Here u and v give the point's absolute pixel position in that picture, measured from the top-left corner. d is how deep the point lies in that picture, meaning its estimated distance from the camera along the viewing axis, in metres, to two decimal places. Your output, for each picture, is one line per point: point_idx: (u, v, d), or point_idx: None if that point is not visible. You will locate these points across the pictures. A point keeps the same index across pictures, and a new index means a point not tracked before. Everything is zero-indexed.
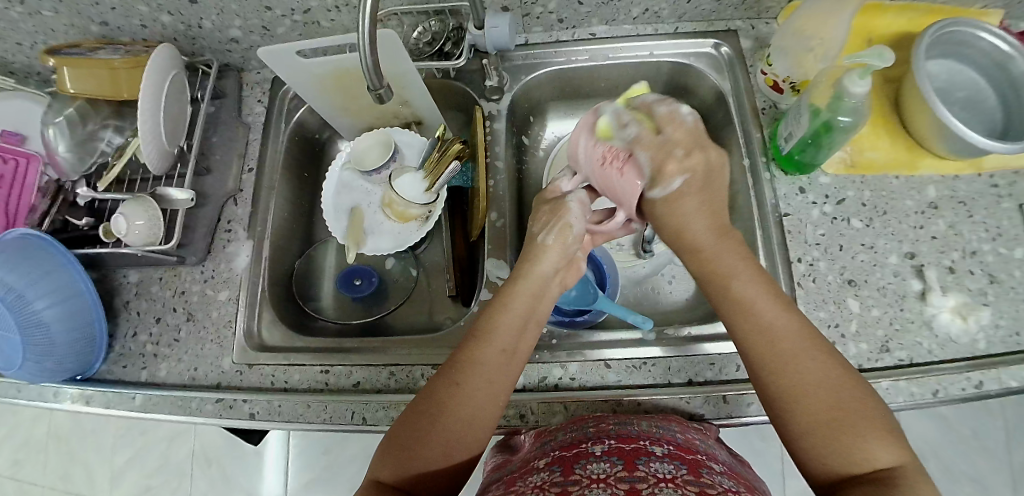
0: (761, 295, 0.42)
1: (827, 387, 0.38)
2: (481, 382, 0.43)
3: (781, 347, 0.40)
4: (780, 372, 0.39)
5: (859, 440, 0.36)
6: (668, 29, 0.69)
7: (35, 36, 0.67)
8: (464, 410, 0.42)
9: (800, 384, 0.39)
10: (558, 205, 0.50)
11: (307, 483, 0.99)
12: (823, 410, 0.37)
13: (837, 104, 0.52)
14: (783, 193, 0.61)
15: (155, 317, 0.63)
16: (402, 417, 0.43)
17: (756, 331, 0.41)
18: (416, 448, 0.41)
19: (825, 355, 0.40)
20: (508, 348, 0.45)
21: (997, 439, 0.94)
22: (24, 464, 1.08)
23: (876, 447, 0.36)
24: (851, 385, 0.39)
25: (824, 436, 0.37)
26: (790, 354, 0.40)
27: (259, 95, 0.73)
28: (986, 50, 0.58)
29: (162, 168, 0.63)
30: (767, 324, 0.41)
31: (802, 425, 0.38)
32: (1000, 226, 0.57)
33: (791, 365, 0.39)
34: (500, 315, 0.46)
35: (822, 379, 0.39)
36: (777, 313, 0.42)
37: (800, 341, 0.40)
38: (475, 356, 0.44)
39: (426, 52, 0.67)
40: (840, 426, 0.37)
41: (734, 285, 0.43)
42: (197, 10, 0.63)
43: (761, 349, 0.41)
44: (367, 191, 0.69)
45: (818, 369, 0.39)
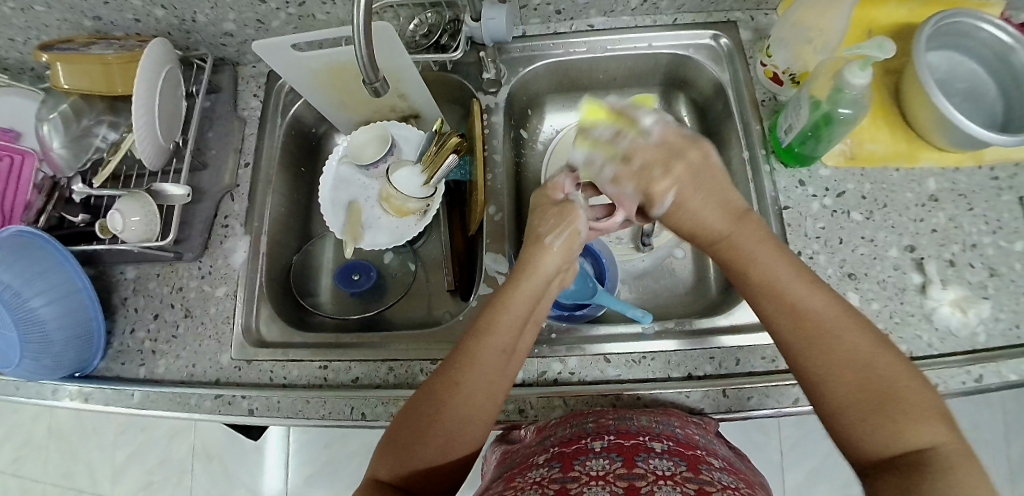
0: (784, 270, 0.42)
1: (856, 358, 0.37)
2: (481, 381, 0.43)
3: (807, 321, 0.39)
4: (807, 344, 0.38)
5: (896, 416, 0.34)
6: (667, 20, 0.68)
7: (27, 31, 0.67)
8: (461, 408, 0.42)
9: (829, 354, 0.37)
10: (566, 210, 0.51)
11: (308, 478, 0.99)
12: (851, 388, 0.36)
13: (837, 96, 0.52)
14: (783, 186, 0.60)
15: (153, 314, 0.63)
16: (402, 414, 0.43)
17: (779, 306, 0.40)
18: (413, 446, 0.41)
19: (858, 326, 0.38)
20: (505, 349, 0.44)
21: (995, 431, 0.94)
22: (26, 461, 1.08)
23: (914, 425, 0.34)
24: (887, 358, 0.37)
25: (850, 413, 0.36)
26: (817, 324, 0.38)
27: (255, 90, 0.72)
28: (988, 41, 0.58)
29: (158, 164, 0.63)
30: (792, 298, 0.40)
31: (831, 400, 0.37)
32: (1001, 218, 0.57)
33: (816, 338, 0.38)
34: (499, 315, 0.45)
35: (852, 350, 0.37)
36: (804, 283, 0.41)
37: (830, 311, 0.39)
38: (476, 352, 0.43)
39: (423, 45, 0.66)
40: (870, 403, 0.35)
41: (755, 263, 0.43)
42: (191, 3, 0.62)
43: (791, 326, 0.39)
44: (364, 185, 0.68)
45: (852, 340, 0.37)
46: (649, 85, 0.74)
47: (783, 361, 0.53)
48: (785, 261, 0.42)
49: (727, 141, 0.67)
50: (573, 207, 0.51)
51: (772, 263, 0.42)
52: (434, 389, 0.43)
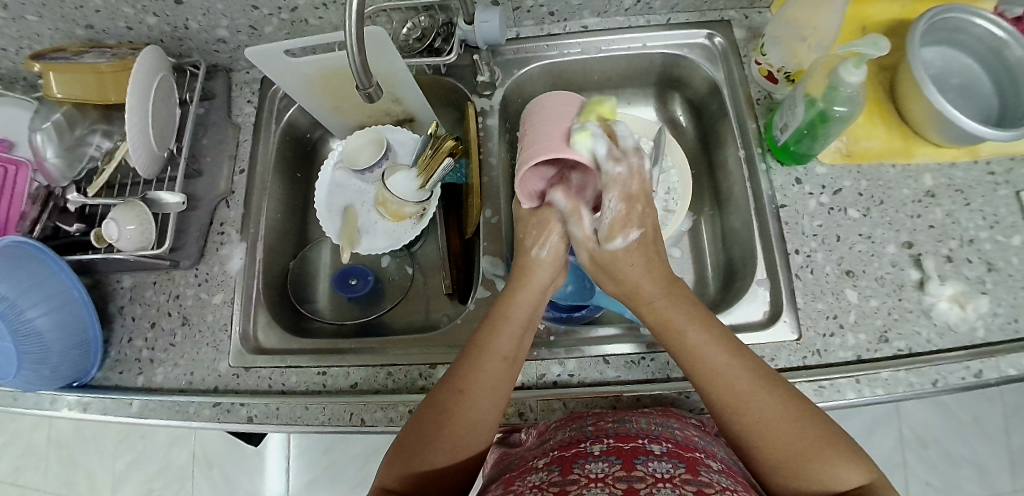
0: (711, 348, 0.43)
1: (786, 423, 0.39)
2: (485, 385, 0.44)
3: (735, 396, 0.41)
4: (737, 420, 0.41)
5: (829, 464, 0.37)
6: (660, 20, 0.68)
7: (19, 41, 0.66)
8: (470, 414, 0.43)
9: (757, 427, 0.40)
10: (545, 215, 0.53)
11: (309, 483, 0.99)
12: (787, 447, 0.38)
13: (832, 93, 0.52)
14: (780, 184, 0.60)
15: (150, 322, 0.62)
16: (410, 422, 0.44)
17: (710, 383, 0.43)
18: (423, 455, 0.41)
19: (781, 392, 0.41)
20: (508, 356, 0.46)
21: (995, 423, 0.94)
22: (25, 471, 1.08)
23: (844, 470, 0.37)
24: (812, 416, 0.40)
25: (786, 471, 0.38)
26: (743, 399, 0.41)
27: (248, 96, 0.72)
28: (982, 36, 0.57)
29: (152, 172, 0.62)
30: (718, 380, 0.42)
31: (769, 462, 0.39)
32: (997, 213, 0.57)
33: (746, 416, 0.40)
34: (500, 325, 0.47)
35: (779, 421, 0.39)
36: (728, 362, 0.43)
37: (755, 385, 0.41)
38: (480, 357, 0.45)
39: (416, 49, 0.67)
40: (802, 459, 0.38)
41: (687, 334, 0.45)
42: (183, 10, 0.62)
43: (725, 404, 0.41)
44: (360, 189, 0.68)
45: (776, 413, 0.40)
46: (643, 85, 0.74)
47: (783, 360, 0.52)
48: (710, 335, 0.44)
49: (723, 141, 0.67)
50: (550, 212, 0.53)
51: (702, 347, 0.44)
52: (437, 400, 0.44)
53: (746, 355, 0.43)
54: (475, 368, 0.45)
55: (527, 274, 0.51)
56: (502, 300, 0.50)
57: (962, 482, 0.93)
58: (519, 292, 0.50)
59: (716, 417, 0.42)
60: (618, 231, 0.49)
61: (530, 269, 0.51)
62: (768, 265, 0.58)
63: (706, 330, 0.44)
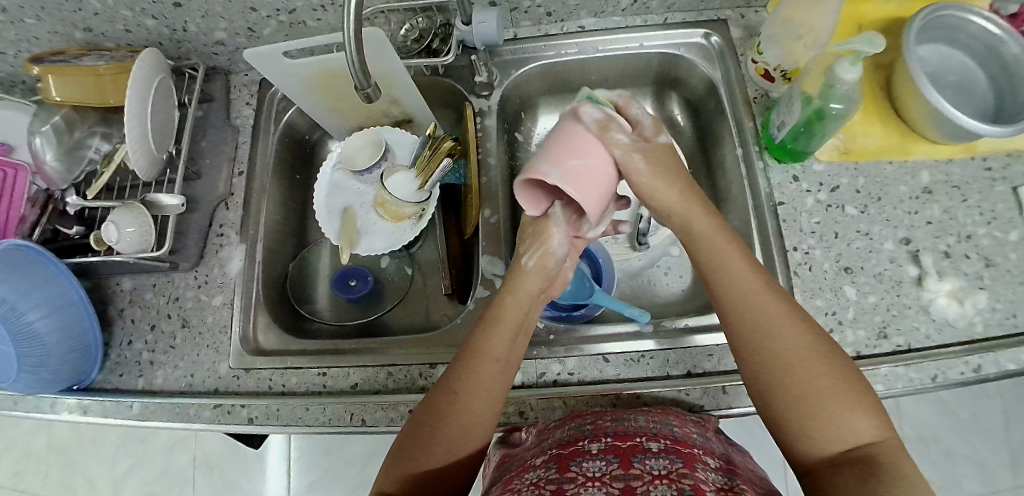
0: (747, 278, 0.44)
1: (810, 356, 0.39)
2: (480, 387, 0.44)
3: (766, 325, 0.42)
4: (765, 346, 0.41)
5: (845, 412, 0.37)
6: (657, 19, 0.68)
7: (18, 44, 0.66)
8: (464, 416, 0.43)
9: (784, 355, 0.40)
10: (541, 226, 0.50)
11: (310, 485, 0.99)
12: (808, 383, 0.38)
13: (827, 92, 0.52)
14: (777, 181, 0.61)
15: (149, 325, 0.62)
16: (408, 426, 0.44)
17: (742, 309, 0.43)
18: (420, 456, 0.41)
19: (810, 329, 0.41)
20: (502, 357, 0.46)
21: (995, 420, 0.94)
22: (25, 476, 1.07)
23: (859, 421, 0.37)
24: (836, 358, 0.40)
25: (801, 410, 0.38)
26: (772, 326, 0.41)
27: (247, 98, 0.72)
28: (977, 34, 0.58)
29: (151, 175, 0.62)
30: (751, 306, 0.43)
31: (788, 395, 0.39)
32: (995, 209, 0.57)
33: (773, 342, 0.41)
34: (494, 331, 0.47)
35: (804, 355, 0.40)
36: (763, 292, 0.43)
37: (787, 318, 0.42)
38: (475, 359, 0.45)
39: (414, 49, 0.66)
40: (818, 399, 0.38)
41: (726, 266, 0.45)
42: (182, 13, 0.62)
43: (754, 331, 0.42)
44: (359, 191, 0.68)
45: (803, 346, 0.40)
46: (641, 84, 0.75)
47: None
48: (750, 270, 0.45)
49: (721, 139, 0.67)
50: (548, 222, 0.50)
51: (736, 275, 0.45)
52: (434, 402, 0.44)
53: (781, 292, 0.44)
54: (469, 370, 0.45)
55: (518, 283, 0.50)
56: (495, 304, 0.49)
57: (963, 479, 0.93)
58: (512, 298, 0.49)
59: (740, 345, 0.43)
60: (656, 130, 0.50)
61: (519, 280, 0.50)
62: (767, 263, 0.58)
63: (746, 263, 0.45)
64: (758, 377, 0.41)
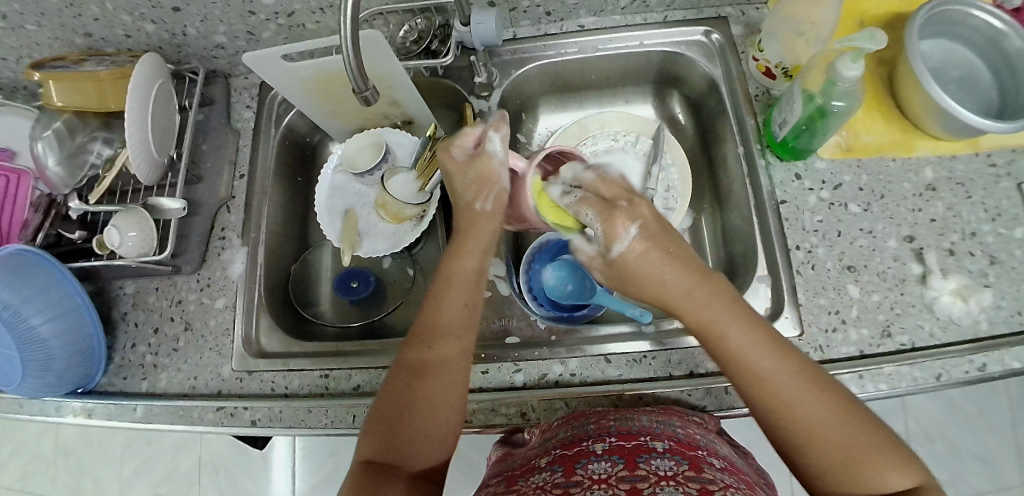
0: (757, 354, 0.38)
1: (835, 428, 0.36)
2: (451, 357, 0.44)
3: (783, 405, 0.37)
4: (788, 421, 0.37)
5: (882, 471, 0.35)
6: (657, 17, 0.68)
7: (18, 50, 0.67)
8: (433, 379, 0.43)
9: (809, 431, 0.36)
10: (484, 169, 0.49)
11: (315, 486, 0.99)
12: (841, 453, 0.35)
13: (830, 89, 0.52)
14: (780, 180, 0.60)
15: (152, 328, 0.63)
16: (379, 398, 0.43)
17: (759, 392, 0.38)
18: (398, 429, 0.41)
19: (830, 388, 0.37)
20: (463, 319, 0.46)
21: (1002, 417, 0.94)
22: (33, 478, 1.08)
23: (899, 477, 0.35)
24: (861, 416, 0.37)
25: (841, 479, 0.35)
26: (790, 392, 0.37)
27: (247, 101, 0.72)
28: (980, 28, 0.57)
29: (152, 178, 0.63)
30: (769, 382, 0.38)
31: (823, 462, 0.36)
32: (999, 206, 0.57)
33: (798, 417, 0.37)
34: (455, 271, 0.47)
35: (831, 423, 0.36)
36: (777, 365, 0.38)
37: (804, 386, 0.37)
38: (439, 321, 0.45)
39: (413, 51, 0.67)
40: (850, 462, 0.35)
41: (730, 341, 0.39)
42: (181, 17, 0.62)
43: (774, 406, 0.37)
44: (360, 193, 0.68)
45: (828, 413, 0.36)
46: (641, 83, 0.74)
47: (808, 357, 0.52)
48: (756, 339, 0.39)
49: (722, 137, 0.67)
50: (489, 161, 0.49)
51: (748, 349, 0.39)
52: (402, 375, 0.43)
53: (786, 352, 0.39)
54: (438, 319, 0.45)
55: (473, 226, 0.50)
56: (448, 259, 0.49)
57: (970, 476, 0.93)
58: (472, 243, 0.49)
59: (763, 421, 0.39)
60: (611, 232, 0.41)
61: (474, 223, 0.50)
62: (769, 262, 0.58)
63: (747, 330, 0.39)
64: (788, 448, 0.37)
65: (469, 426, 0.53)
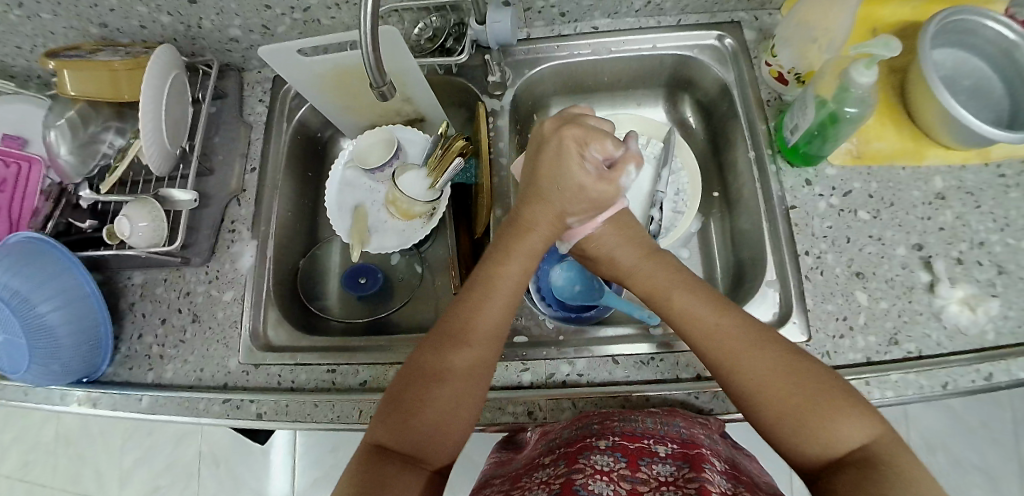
0: (701, 311, 0.44)
1: (780, 377, 0.39)
2: (476, 367, 0.44)
3: (727, 356, 0.41)
4: (735, 374, 0.41)
5: (830, 419, 0.37)
6: (670, 21, 0.68)
7: (34, 38, 0.67)
8: (458, 375, 0.43)
9: (750, 376, 0.40)
10: (601, 194, 0.50)
11: (314, 482, 0.99)
12: (784, 398, 0.38)
13: (843, 95, 0.52)
14: (790, 185, 0.60)
15: (160, 319, 0.63)
16: (400, 382, 0.44)
17: (706, 342, 0.43)
18: (415, 420, 0.41)
19: (775, 344, 0.41)
20: (496, 319, 0.46)
21: (1005, 430, 0.94)
22: (33, 467, 1.08)
23: (847, 427, 0.37)
24: (811, 370, 0.40)
25: (792, 426, 0.38)
26: (739, 351, 0.41)
27: (260, 95, 0.72)
28: (992, 39, 0.58)
29: (164, 170, 0.63)
30: (712, 334, 0.43)
31: (777, 416, 0.38)
32: (1008, 216, 0.57)
33: (743, 366, 0.40)
34: (504, 268, 0.48)
35: (774, 372, 0.40)
36: (720, 318, 0.43)
37: (748, 338, 0.42)
38: (474, 316, 0.46)
39: (428, 49, 0.67)
40: (805, 415, 0.38)
41: (675, 300, 0.46)
42: (196, 9, 0.62)
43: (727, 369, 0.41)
44: (370, 189, 0.68)
45: (773, 363, 0.40)
46: (652, 86, 0.75)
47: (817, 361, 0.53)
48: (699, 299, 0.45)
49: (733, 142, 0.67)
50: (608, 186, 0.49)
51: (690, 307, 0.45)
52: (419, 372, 0.43)
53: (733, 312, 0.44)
54: (475, 315, 0.46)
55: (534, 223, 0.50)
56: (495, 257, 0.49)
57: (971, 489, 0.92)
58: (533, 243, 0.50)
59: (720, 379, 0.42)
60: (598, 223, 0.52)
61: (535, 223, 0.50)
62: (777, 266, 0.58)
63: (691, 292, 0.46)
64: (741, 397, 0.41)
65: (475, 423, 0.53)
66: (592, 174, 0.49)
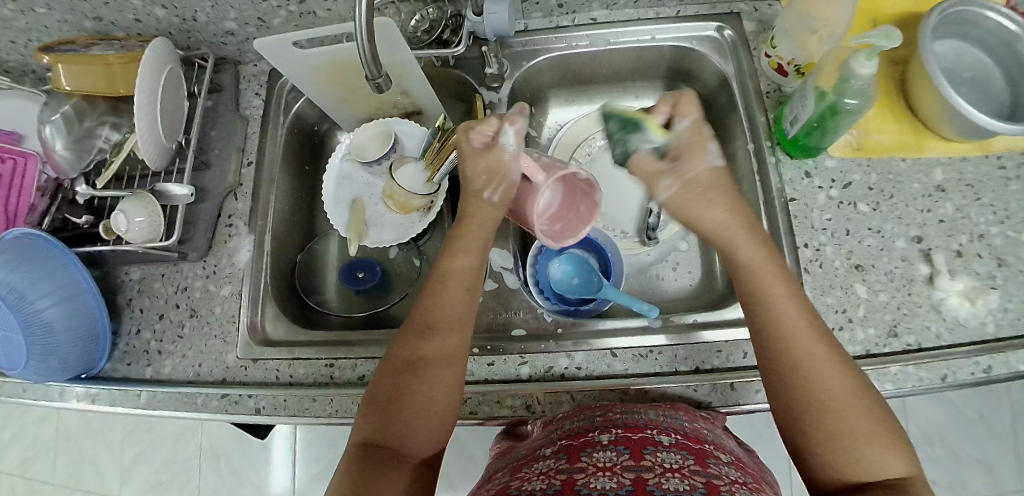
0: (790, 310, 0.40)
1: (846, 395, 0.37)
2: (447, 350, 0.44)
3: (803, 362, 0.38)
4: (802, 380, 0.38)
5: (877, 447, 0.36)
6: (669, 12, 0.68)
7: (28, 33, 0.66)
8: (429, 361, 0.43)
9: (818, 387, 0.38)
10: (496, 159, 0.46)
11: (315, 476, 0.99)
12: (846, 417, 0.37)
13: (843, 86, 0.51)
14: (789, 177, 0.60)
15: (157, 314, 0.63)
16: (377, 378, 0.44)
17: (784, 339, 0.40)
18: (393, 413, 0.41)
19: (848, 365, 0.39)
20: (461, 299, 0.46)
21: (1004, 422, 0.94)
22: (34, 463, 1.09)
23: (890, 458, 0.36)
24: (874, 398, 0.38)
25: (837, 446, 0.36)
26: (812, 362, 0.38)
27: (257, 88, 0.72)
28: (993, 29, 0.57)
29: (160, 164, 0.62)
30: (793, 336, 0.39)
31: (826, 432, 0.37)
32: (1009, 208, 0.57)
33: (816, 376, 0.38)
34: (459, 254, 0.48)
35: (840, 388, 0.37)
36: (805, 323, 0.40)
37: (827, 351, 0.39)
38: (439, 301, 0.45)
39: (424, 40, 0.66)
40: (852, 448, 0.36)
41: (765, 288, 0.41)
42: (191, 2, 0.62)
43: (802, 385, 0.38)
44: (368, 182, 0.68)
45: (841, 381, 0.38)
46: (652, 78, 0.74)
47: None
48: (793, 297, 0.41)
49: (732, 135, 0.67)
50: (499, 152, 0.46)
51: (778, 301, 0.41)
52: (391, 371, 0.43)
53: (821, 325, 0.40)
54: (438, 301, 0.46)
55: (476, 213, 0.49)
56: (451, 240, 0.49)
57: (970, 480, 0.93)
58: (474, 228, 0.48)
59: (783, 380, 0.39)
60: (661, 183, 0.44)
61: (479, 212, 0.49)
62: (777, 259, 0.58)
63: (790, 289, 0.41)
64: (795, 403, 0.38)
65: (474, 417, 0.53)
66: (479, 146, 0.48)
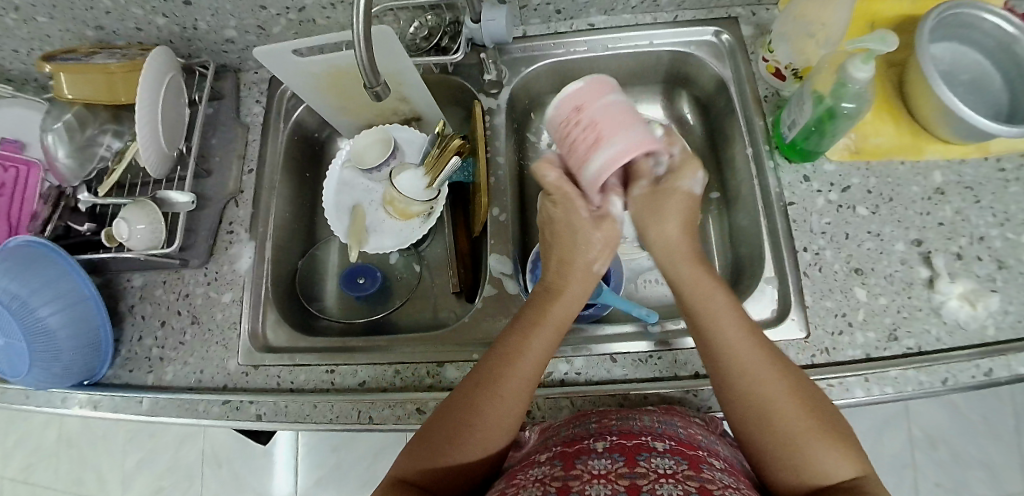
0: (725, 321, 0.43)
1: (788, 399, 0.39)
2: (507, 413, 0.42)
3: (743, 371, 0.41)
4: (746, 388, 0.40)
5: (829, 450, 0.37)
6: (667, 17, 0.68)
7: (30, 41, 0.67)
8: (484, 416, 0.41)
9: (762, 394, 0.39)
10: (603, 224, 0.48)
11: (317, 482, 0.99)
12: (795, 420, 0.38)
13: (840, 90, 0.51)
14: (788, 181, 0.60)
15: (159, 321, 0.63)
16: (430, 418, 0.43)
17: (721, 351, 0.42)
18: (433, 457, 0.41)
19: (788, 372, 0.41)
20: (534, 363, 0.44)
21: (1007, 425, 0.94)
22: (37, 468, 1.09)
23: (840, 459, 0.37)
24: (817, 402, 0.40)
25: (785, 450, 0.38)
26: (748, 371, 0.41)
27: (257, 96, 0.72)
28: (992, 32, 0.57)
29: (162, 172, 0.63)
30: (733, 348, 0.42)
31: (774, 439, 0.38)
32: (1008, 211, 0.56)
33: (757, 383, 0.40)
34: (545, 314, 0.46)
35: (782, 393, 0.39)
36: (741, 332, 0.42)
37: (764, 359, 0.41)
38: (512, 360, 0.43)
39: (423, 47, 0.66)
40: (805, 448, 0.37)
41: (705, 304, 0.44)
42: (191, 11, 0.62)
43: (731, 394, 0.41)
44: (367, 189, 0.69)
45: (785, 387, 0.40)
46: (650, 82, 0.74)
47: (816, 358, 0.52)
48: (728, 306, 0.44)
49: (731, 139, 0.67)
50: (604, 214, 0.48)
51: (715, 311, 0.44)
52: (448, 416, 0.42)
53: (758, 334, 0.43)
54: (514, 360, 0.43)
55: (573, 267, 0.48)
56: (540, 299, 0.48)
57: (973, 483, 0.92)
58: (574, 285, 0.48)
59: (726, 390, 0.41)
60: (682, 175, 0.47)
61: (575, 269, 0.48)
62: (776, 263, 0.58)
63: (727, 304, 0.44)
64: (744, 409, 0.40)
65: None
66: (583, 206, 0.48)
